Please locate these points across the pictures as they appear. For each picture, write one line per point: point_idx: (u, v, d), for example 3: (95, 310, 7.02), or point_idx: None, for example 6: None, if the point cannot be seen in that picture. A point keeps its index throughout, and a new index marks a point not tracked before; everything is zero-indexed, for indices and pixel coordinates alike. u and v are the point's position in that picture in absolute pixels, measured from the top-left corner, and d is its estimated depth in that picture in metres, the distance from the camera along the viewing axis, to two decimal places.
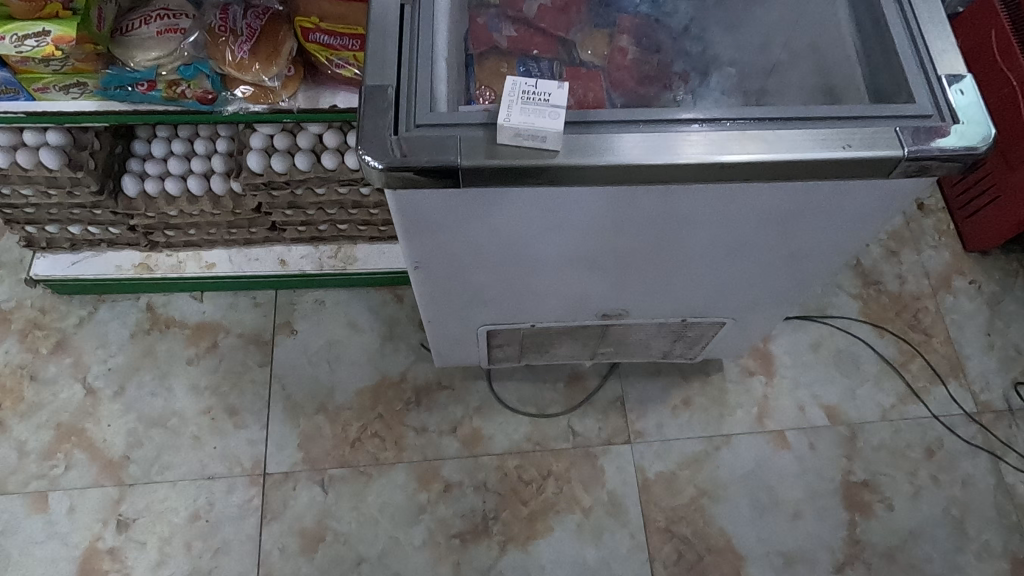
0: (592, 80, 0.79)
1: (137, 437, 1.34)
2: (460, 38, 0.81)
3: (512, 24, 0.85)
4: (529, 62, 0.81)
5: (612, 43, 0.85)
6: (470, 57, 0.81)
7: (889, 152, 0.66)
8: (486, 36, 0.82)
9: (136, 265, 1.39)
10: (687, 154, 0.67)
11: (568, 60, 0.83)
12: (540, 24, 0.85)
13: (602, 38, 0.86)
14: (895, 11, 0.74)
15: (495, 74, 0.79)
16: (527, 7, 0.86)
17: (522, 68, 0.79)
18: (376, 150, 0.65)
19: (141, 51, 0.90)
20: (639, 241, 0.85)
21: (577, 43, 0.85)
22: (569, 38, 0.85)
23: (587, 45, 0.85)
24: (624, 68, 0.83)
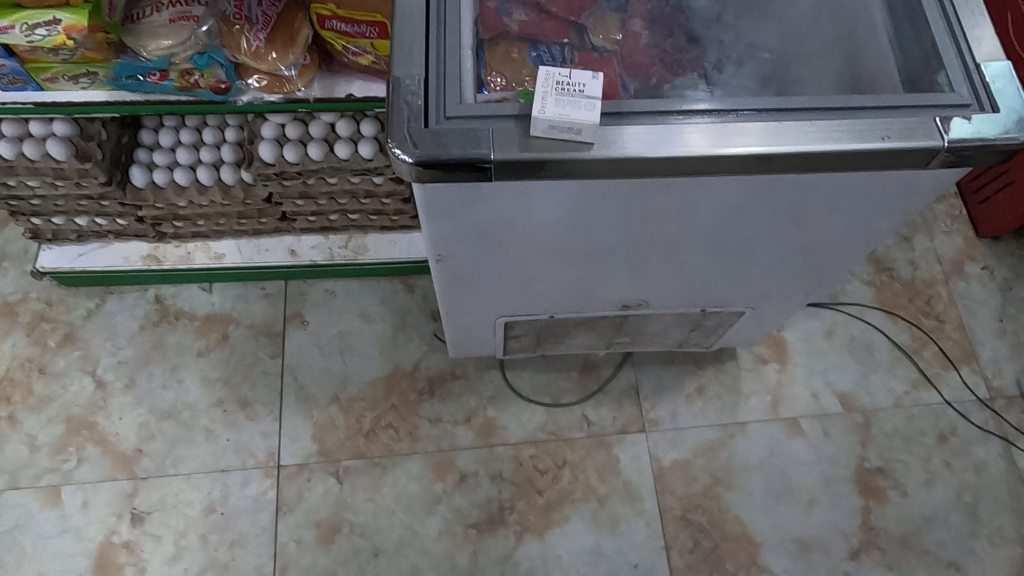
0: (604, 66, 0.78)
1: (150, 431, 1.33)
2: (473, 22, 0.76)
3: (522, 8, 0.82)
4: (540, 46, 0.80)
5: (625, 28, 0.84)
6: (481, 39, 0.77)
7: (929, 143, 0.65)
8: (497, 21, 0.79)
9: (144, 256, 1.38)
10: (725, 145, 0.65)
11: (579, 44, 0.81)
12: (551, 9, 0.83)
13: (615, 22, 0.84)
14: (934, 2, 0.72)
15: (506, 61, 0.77)
16: None
17: (533, 53, 0.78)
18: (407, 143, 0.64)
19: (153, 39, 0.87)
20: (665, 232, 0.84)
21: (588, 28, 0.83)
22: (580, 23, 0.83)
23: (598, 32, 0.83)
24: (638, 53, 0.82)
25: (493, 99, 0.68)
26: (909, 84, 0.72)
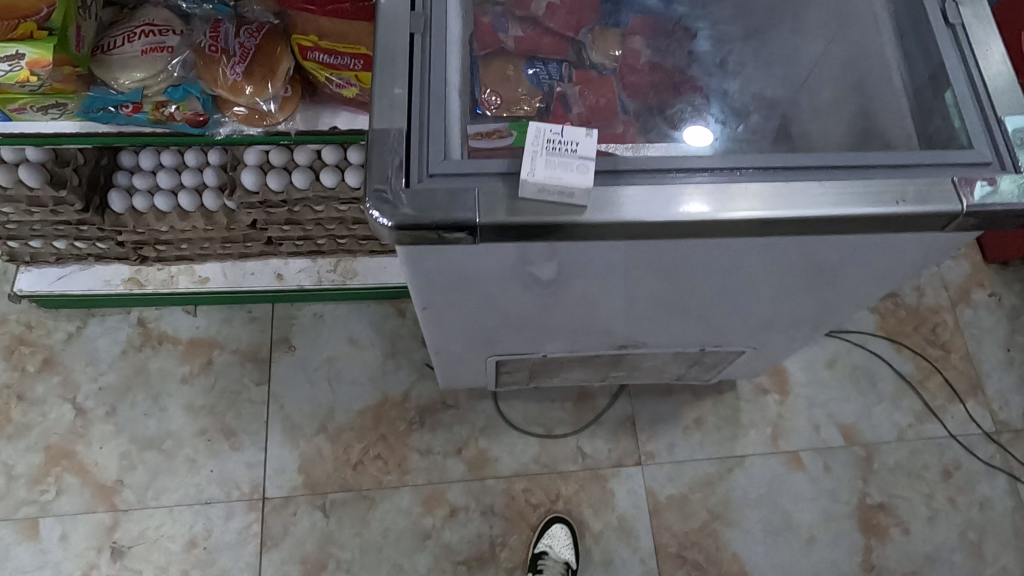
0: (603, 86, 0.77)
1: (131, 461, 1.29)
2: (467, 39, 0.74)
3: (519, 23, 0.79)
4: (536, 62, 0.78)
5: (625, 44, 0.81)
6: (474, 57, 0.75)
7: (946, 207, 0.61)
8: (492, 37, 0.77)
9: (125, 280, 1.33)
10: (724, 210, 0.61)
11: (578, 62, 0.79)
12: (549, 24, 0.79)
13: (614, 38, 0.81)
14: (952, 48, 0.68)
15: (501, 79, 0.75)
16: (535, 6, 0.80)
17: (530, 70, 0.76)
18: (386, 206, 0.59)
19: (126, 71, 0.83)
20: (661, 280, 0.82)
21: (587, 43, 0.80)
22: (579, 39, 0.80)
23: (598, 47, 0.80)
24: (638, 71, 0.79)
25: (483, 131, 0.68)
26: (926, 141, 0.68)
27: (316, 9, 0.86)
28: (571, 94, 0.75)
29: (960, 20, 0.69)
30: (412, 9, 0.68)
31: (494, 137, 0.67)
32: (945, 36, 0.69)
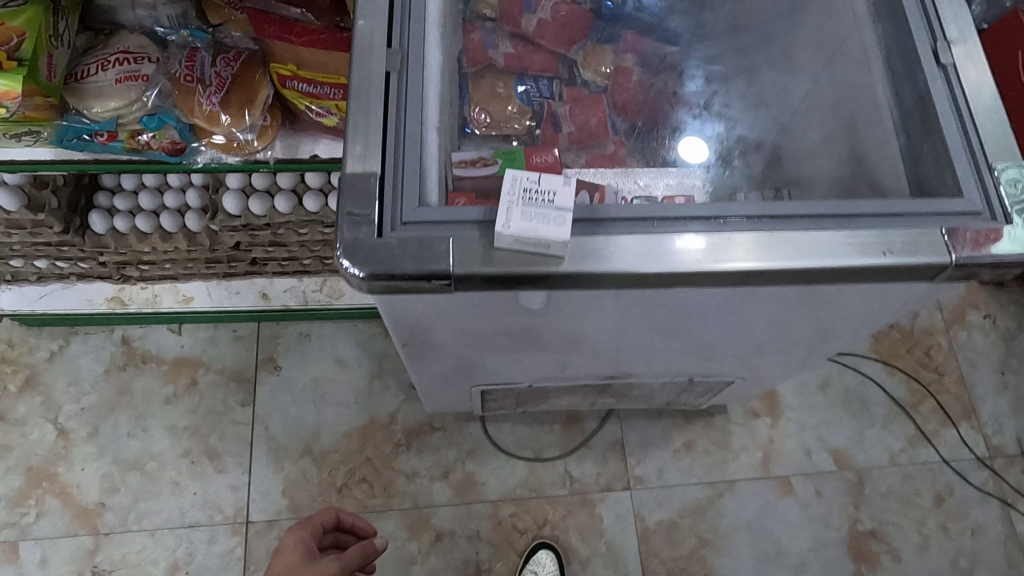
0: (594, 104, 0.86)
1: (113, 483, 1.28)
2: (458, 57, 0.84)
3: (509, 40, 0.89)
4: (527, 78, 0.88)
5: (616, 62, 0.91)
6: (465, 75, 0.85)
7: (934, 260, 0.59)
8: (483, 54, 0.87)
9: (108, 298, 1.31)
10: (704, 262, 0.59)
11: (568, 79, 0.90)
12: (540, 41, 0.90)
13: (604, 54, 0.91)
14: (942, 88, 0.66)
15: (492, 95, 0.86)
16: (526, 23, 0.90)
17: (521, 87, 0.87)
18: (359, 256, 0.58)
19: (100, 101, 0.81)
20: (651, 320, 0.79)
21: (577, 60, 0.91)
22: (569, 56, 0.91)
23: (589, 65, 0.90)
24: (627, 90, 0.89)
25: (468, 160, 0.76)
26: (917, 188, 0.67)
27: (293, 38, 0.81)
28: (560, 113, 0.85)
29: (951, 60, 0.67)
30: (388, 46, 0.67)
31: (478, 165, 0.75)
32: (936, 77, 0.67)
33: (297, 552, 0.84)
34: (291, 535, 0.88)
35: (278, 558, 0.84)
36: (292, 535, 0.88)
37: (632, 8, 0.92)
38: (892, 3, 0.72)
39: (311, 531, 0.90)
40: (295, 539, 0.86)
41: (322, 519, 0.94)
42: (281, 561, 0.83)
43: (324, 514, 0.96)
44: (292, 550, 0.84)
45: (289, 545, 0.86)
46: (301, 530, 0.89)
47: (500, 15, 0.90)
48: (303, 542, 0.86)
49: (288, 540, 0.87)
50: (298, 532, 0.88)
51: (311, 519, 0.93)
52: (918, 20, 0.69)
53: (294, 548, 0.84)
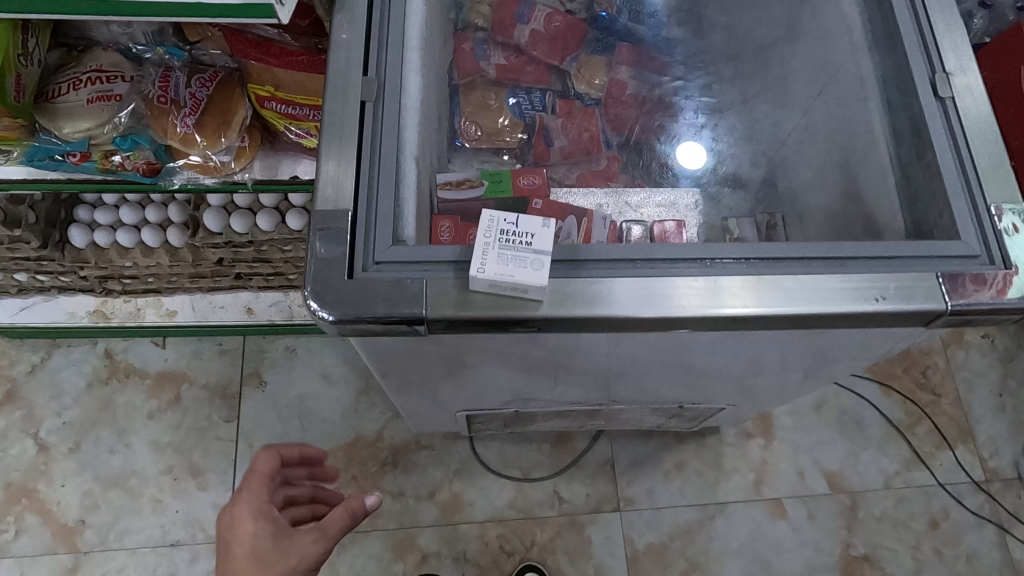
0: (587, 118, 0.88)
1: (94, 500, 1.25)
2: (447, 69, 0.88)
3: (501, 51, 0.91)
4: (518, 90, 0.90)
5: (612, 75, 0.91)
6: (455, 86, 0.89)
7: (930, 306, 0.56)
8: (472, 65, 0.90)
9: (90, 311, 1.27)
10: (689, 308, 0.56)
11: (561, 91, 0.91)
12: (532, 53, 0.91)
13: (600, 65, 0.92)
14: (940, 122, 0.64)
15: (481, 108, 0.89)
16: (517, 33, 0.91)
17: (512, 99, 0.89)
18: (328, 298, 0.55)
19: (70, 121, 0.77)
20: (640, 360, 0.76)
21: (571, 73, 0.92)
22: (563, 67, 0.92)
23: (583, 77, 0.91)
24: (621, 103, 0.89)
25: (453, 180, 0.80)
26: (915, 230, 0.65)
27: (270, 59, 0.79)
28: (552, 126, 0.87)
29: (950, 93, 0.64)
30: (365, 74, 0.64)
31: (464, 186, 0.79)
32: (934, 111, 0.64)
33: (255, 535, 0.68)
34: (238, 510, 0.70)
35: (230, 542, 0.68)
36: (239, 513, 0.69)
37: (627, 20, 0.93)
38: (889, 31, 0.70)
39: (258, 494, 0.71)
40: (246, 519, 0.69)
41: (262, 471, 0.74)
42: (239, 550, 0.67)
43: (262, 467, 0.74)
44: (248, 534, 0.68)
45: (239, 526, 0.68)
46: (248, 502, 0.70)
47: (490, 26, 0.92)
48: (259, 521, 0.69)
49: (235, 521, 0.69)
50: (244, 509, 0.70)
51: (252, 480, 0.73)
52: (916, 52, 0.67)
53: (250, 532, 0.68)
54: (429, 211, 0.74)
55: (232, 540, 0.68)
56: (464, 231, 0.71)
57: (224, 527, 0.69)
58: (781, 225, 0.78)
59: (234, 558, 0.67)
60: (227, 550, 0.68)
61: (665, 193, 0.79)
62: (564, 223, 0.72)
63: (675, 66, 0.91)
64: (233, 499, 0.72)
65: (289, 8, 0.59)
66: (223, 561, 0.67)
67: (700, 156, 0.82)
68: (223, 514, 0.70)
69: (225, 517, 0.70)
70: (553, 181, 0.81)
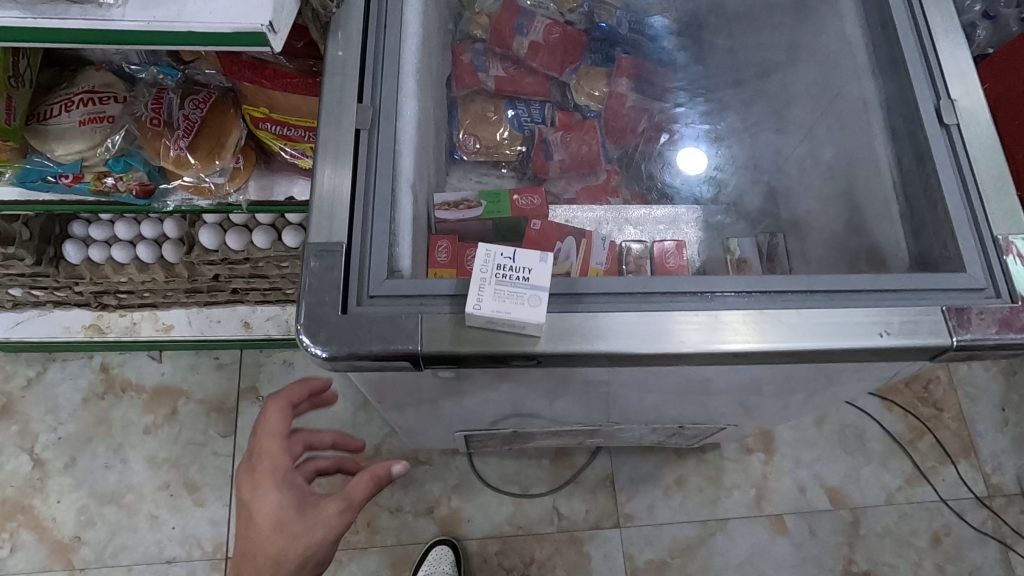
0: (586, 131, 0.86)
1: (89, 516, 1.24)
2: (445, 82, 0.88)
3: (500, 62, 0.90)
4: (517, 103, 0.90)
5: (613, 88, 0.89)
6: (454, 99, 0.89)
7: (935, 342, 0.55)
8: (472, 77, 0.89)
9: (85, 326, 1.26)
10: (689, 344, 0.55)
11: (561, 103, 0.91)
12: (531, 64, 0.90)
13: (601, 76, 0.91)
14: (946, 152, 0.63)
15: (480, 121, 0.88)
16: (516, 45, 0.89)
17: (510, 112, 0.89)
18: (321, 335, 0.54)
19: (63, 143, 0.76)
20: (641, 388, 0.75)
21: (571, 84, 0.91)
22: (563, 79, 0.91)
23: (583, 88, 0.90)
24: (622, 116, 0.88)
25: (451, 201, 0.78)
26: (919, 261, 0.64)
27: (265, 82, 0.77)
28: (552, 140, 0.86)
29: (955, 120, 0.63)
30: (360, 102, 0.63)
31: (462, 207, 0.78)
32: (939, 140, 0.63)
33: (279, 505, 0.61)
34: (258, 477, 0.62)
35: (252, 509, 0.61)
36: (260, 481, 0.62)
37: (627, 30, 0.93)
38: (893, 56, 0.69)
39: (279, 459, 0.63)
40: (268, 488, 0.61)
41: (278, 430, 0.64)
42: (261, 521, 0.60)
43: (275, 430, 0.64)
44: (270, 505, 0.61)
45: (261, 494, 0.61)
46: (269, 470, 0.62)
47: (490, 37, 0.90)
48: (281, 490, 0.61)
49: (256, 489, 0.61)
50: (266, 477, 0.62)
51: (268, 445, 0.63)
52: (922, 78, 0.66)
53: (272, 503, 0.61)
54: (427, 230, 0.74)
55: (253, 509, 0.61)
56: (462, 252, 0.72)
57: (245, 492, 0.62)
58: (782, 247, 0.78)
59: (257, 529, 0.60)
60: (248, 517, 0.61)
61: (665, 209, 0.80)
62: (562, 245, 0.72)
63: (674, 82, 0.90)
64: (250, 461, 0.63)
65: (283, 36, 0.58)
66: (244, 528, 0.61)
67: (700, 161, 0.84)
68: (241, 477, 0.63)
69: (245, 482, 0.62)
70: (552, 197, 0.82)
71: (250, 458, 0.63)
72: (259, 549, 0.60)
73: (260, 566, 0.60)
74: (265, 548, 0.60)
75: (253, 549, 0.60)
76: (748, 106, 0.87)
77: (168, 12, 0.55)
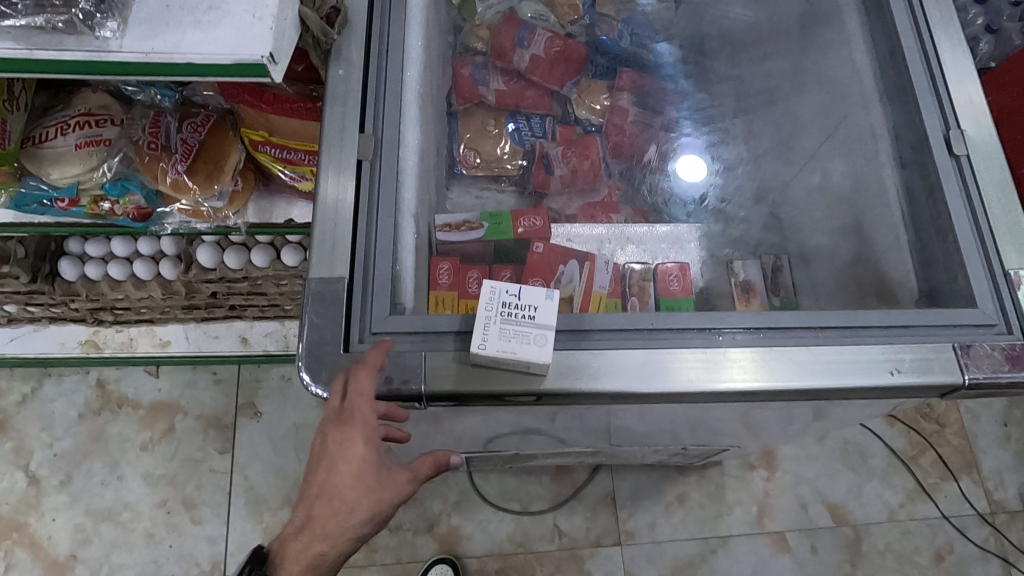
0: (587, 147, 0.85)
1: (85, 534, 1.23)
2: (445, 93, 0.87)
3: (500, 76, 0.89)
4: (518, 116, 0.89)
5: (613, 102, 0.89)
6: (454, 112, 0.88)
7: (947, 380, 0.54)
8: (472, 90, 0.88)
9: (82, 342, 1.23)
10: (696, 382, 0.54)
11: (562, 117, 0.90)
12: (532, 77, 0.89)
13: (602, 89, 0.91)
14: (956, 183, 0.63)
15: (481, 133, 0.87)
16: (517, 58, 0.88)
17: (511, 125, 0.88)
18: (322, 374, 0.54)
19: (58, 167, 0.75)
20: (645, 420, 0.74)
21: (572, 98, 0.90)
22: (563, 93, 0.90)
23: (583, 102, 0.90)
24: (623, 131, 0.87)
25: (452, 223, 0.77)
26: (927, 296, 0.64)
27: (264, 106, 0.76)
28: (552, 154, 0.85)
29: (964, 150, 0.63)
30: (361, 131, 0.63)
31: (463, 228, 0.77)
32: (949, 171, 0.63)
33: (363, 461, 0.53)
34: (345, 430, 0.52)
35: (334, 457, 0.53)
36: (348, 433, 0.52)
37: (629, 43, 0.91)
38: (901, 84, 0.69)
39: (368, 418, 0.51)
40: (355, 445, 0.52)
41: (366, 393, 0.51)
42: (344, 471, 0.53)
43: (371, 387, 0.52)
44: (354, 460, 0.53)
45: (346, 447, 0.52)
46: (359, 426, 0.51)
47: (490, 49, 0.90)
48: (369, 448, 0.52)
49: (344, 440, 0.52)
50: (354, 435, 0.51)
51: (360, 403, 0.51)
52: (930, 108, 0.66)
53: (357, 458, 0.53)
54: (428, 252, 0.72)
55: (334, 457, 0.53)
56: (465, 273, 0.71)
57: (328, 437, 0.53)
58: (787, 266, 0.77)
59: (337, 476, 0.54)
60: (330, 462, 0.53)
61: (668, 227, 0.79)
62: (565, 268, 0.71)
63: (676, 96, 0.90)
64: (335, 410, 0.52)
65: (283, 66, 0.57)
66: (323, 469, 0.54)
67: (700, 171, 0.83)
68: (324, 421, 0.52)
69: (326, 429, 0.53)
70: (552, 214, 0.80)
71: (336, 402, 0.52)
72: (338, 493, 0.54)
73: (337, 505, 0.55)
74: (343, 493, 0.54)
75: (331, 488, 0.54)
76: (752, 130, 0.87)
77: (166, 43, 0.53)
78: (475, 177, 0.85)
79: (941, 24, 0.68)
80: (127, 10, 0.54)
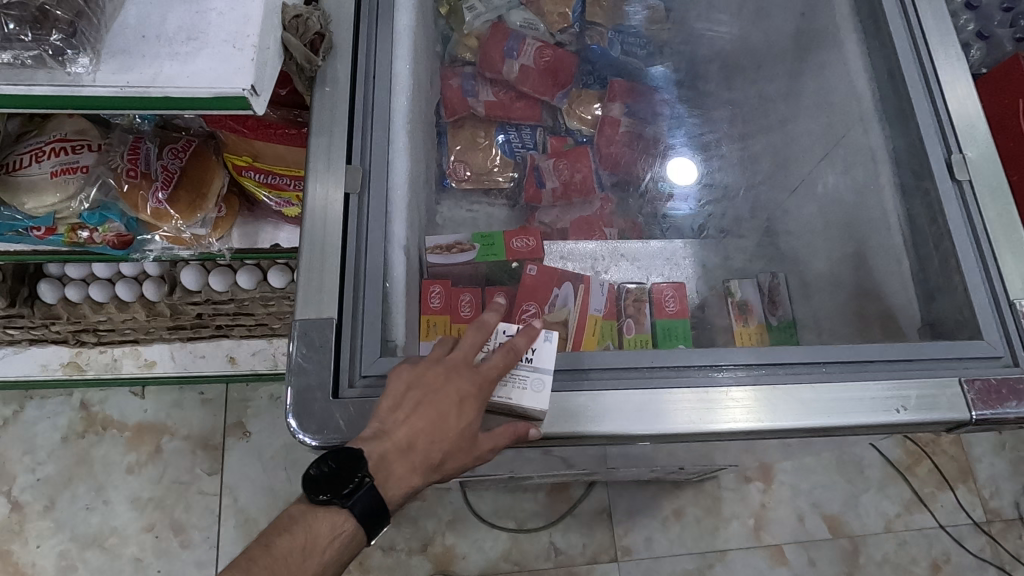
0: (580, 157, 0.83)
1: (71, 561, 1.20)
2: (433, 108, 0.84)
3: (490, 87, 0.87)
4: (508, 127, 0.87)
5: (603, 115, 0.86)
6: (443, 126, 0.86)
7: (954, 417, 0.53)
8: (461, 103, 0.85)
9: (64, 364, 1.18)
10: (698, 423, 0.52)
11: (553, 128, 0.88)
12: (523, 88, 0.87)
13: (591, 97, 0.88)
14: (958, 209, 0.62)
15: (472, 148, 0.85)
16: (506, 69, 0.86)
17: (501, 137, 0.86)
18: (310, 420, 0.52)
19: (34, 197, 0.71)
20: (642, 451, 0.72)
21: (563, 109, 0.88)
22: (554, 102, 0.88)
23: (574, 112, 0.87)
24: (615, 142, 0.84)
25: (442, 244, 0.74)
26: (930, 327, 0.64)
27: (248, 132, 0.74)
28: (543, 167, 0.83)
29: (967, 175, 0.62)
30: (349, 163, 0.61)
31: (455, 250, 0.74)
32: (952, 198, 0.62)
33: (468, 425, 0.50)
34: (467, 389, 0.50)
35: (441, 409, 0.50)
36: (471, 392, 0.50)
37: (620, 53, 0.90)
38: (901, 107, 0.68)
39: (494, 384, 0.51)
40: (474, 405, 0.50)
41: (504, 363, 0.51)
42: (443, 428, 0.50)
43: (506, 363, 0.51)
44: (461, 422, 0.50)
45: (462, 404, 0.50)
46: (483, 389, 0.50)
47: (479, 61, 0.87)
48: (479, 415, 0.51)
49: (465, 398, 0.50)
50: (477, 395, 0.50)
51: (493, 371, 0.51)
52: (930, 131, 0.65)
53: (466, 420, 0.50)
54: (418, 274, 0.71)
55: (446, 409, 0.50)
56: (456, 296, 0.69)
57: (450, 385, 0.50)
58: (785, 288, 0.75)
59: (440, 430, 0.50)
60: (434, 413, 0.50)
61: (661, 244, 0.78)
62: (559, 291, 0.69)
63: (665, 113, 0.87)
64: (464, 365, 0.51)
65: (265, 98, 0.54)
66: (422, 414, 0.50)
67: (689, 173, 0.83)
68: (447, 369, 0.51)
69: (446, 379, 0.50)
70: (546, 232, 0.78)
71: (464, 354, 0.52)
72: (427, 445, 0.50)
73: (419, 457, 0.50)
74: (434, 447, 0.50)
75: (423, 438, 0.50)
76: (746, 152, 0.86)
77: (141, 77, 0.51)
78: (464, 191, 0.83)
79: (940, 43, 0.67)
80: (97, 43, 0.51)
